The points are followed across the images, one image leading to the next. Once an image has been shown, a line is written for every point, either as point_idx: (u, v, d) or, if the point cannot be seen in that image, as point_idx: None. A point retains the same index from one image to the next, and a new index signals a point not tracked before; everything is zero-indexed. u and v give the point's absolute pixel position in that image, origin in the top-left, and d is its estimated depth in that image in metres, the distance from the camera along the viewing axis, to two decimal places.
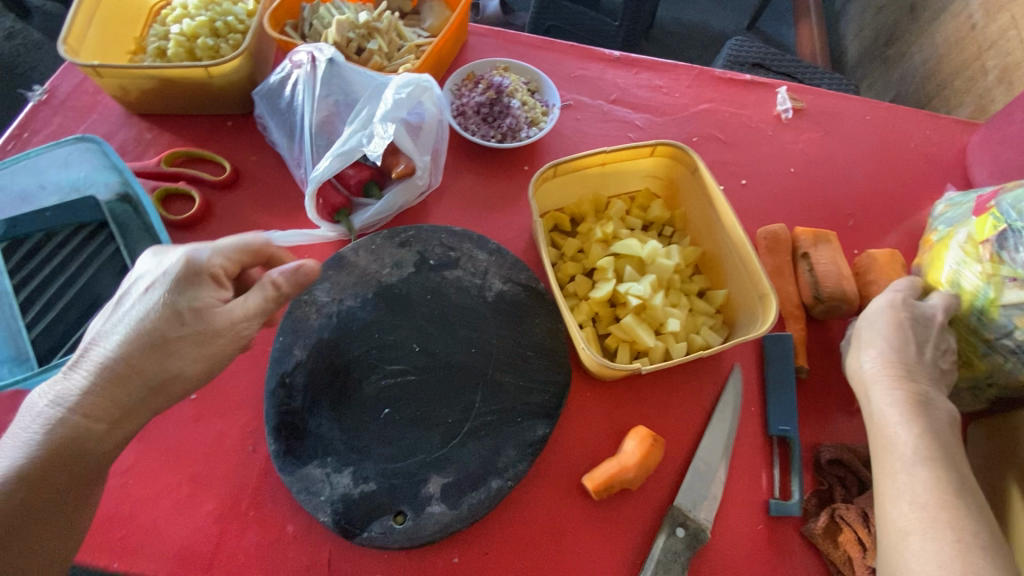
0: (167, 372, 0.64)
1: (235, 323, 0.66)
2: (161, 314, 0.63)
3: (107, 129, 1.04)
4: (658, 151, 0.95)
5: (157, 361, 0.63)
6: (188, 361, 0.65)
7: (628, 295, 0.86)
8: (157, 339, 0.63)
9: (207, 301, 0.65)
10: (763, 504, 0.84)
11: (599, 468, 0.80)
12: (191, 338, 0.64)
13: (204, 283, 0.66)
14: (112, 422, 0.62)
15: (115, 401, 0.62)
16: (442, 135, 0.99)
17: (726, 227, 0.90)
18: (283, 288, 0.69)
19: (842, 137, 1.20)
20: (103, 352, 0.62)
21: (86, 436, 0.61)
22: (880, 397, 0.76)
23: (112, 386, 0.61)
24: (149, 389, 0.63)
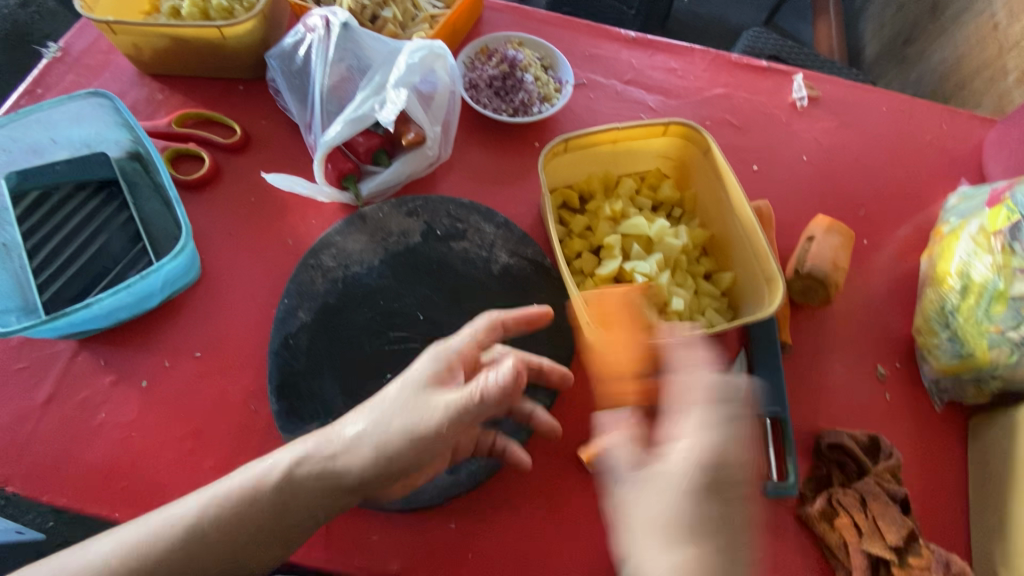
0: (393, 450, 0.63)
1: (446, 411, 0.64)
2: (398, 389, 0.66)
3: (119, 88, 1.03)
4: (672, 130, 0.95)
5: (392, 439, 0.63)
6: (405, 442, 0.63)
7: (634, 273, 0.86)
8: (388, 412, 0.64)
9: (433, 398, 0.65)
10: (759, 485, 0.84)
11: (595, 441, 0.80)
12: (419, 417, 0.64)
13: (445, 367, 0.67)
14: (336, 485, 0.63)
15: (330, 483, 0.63)
16: (454, 106, 0.98)
17: (737, 209, 0.90)
18: (498, 392, 0.65)
19: (857, 127, 1.19)
20: (349, 418, 0.66)
21: (305, 488, 0.63)
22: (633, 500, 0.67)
23: (343, 450, 0.64)
24: (368, 466, 0.63)
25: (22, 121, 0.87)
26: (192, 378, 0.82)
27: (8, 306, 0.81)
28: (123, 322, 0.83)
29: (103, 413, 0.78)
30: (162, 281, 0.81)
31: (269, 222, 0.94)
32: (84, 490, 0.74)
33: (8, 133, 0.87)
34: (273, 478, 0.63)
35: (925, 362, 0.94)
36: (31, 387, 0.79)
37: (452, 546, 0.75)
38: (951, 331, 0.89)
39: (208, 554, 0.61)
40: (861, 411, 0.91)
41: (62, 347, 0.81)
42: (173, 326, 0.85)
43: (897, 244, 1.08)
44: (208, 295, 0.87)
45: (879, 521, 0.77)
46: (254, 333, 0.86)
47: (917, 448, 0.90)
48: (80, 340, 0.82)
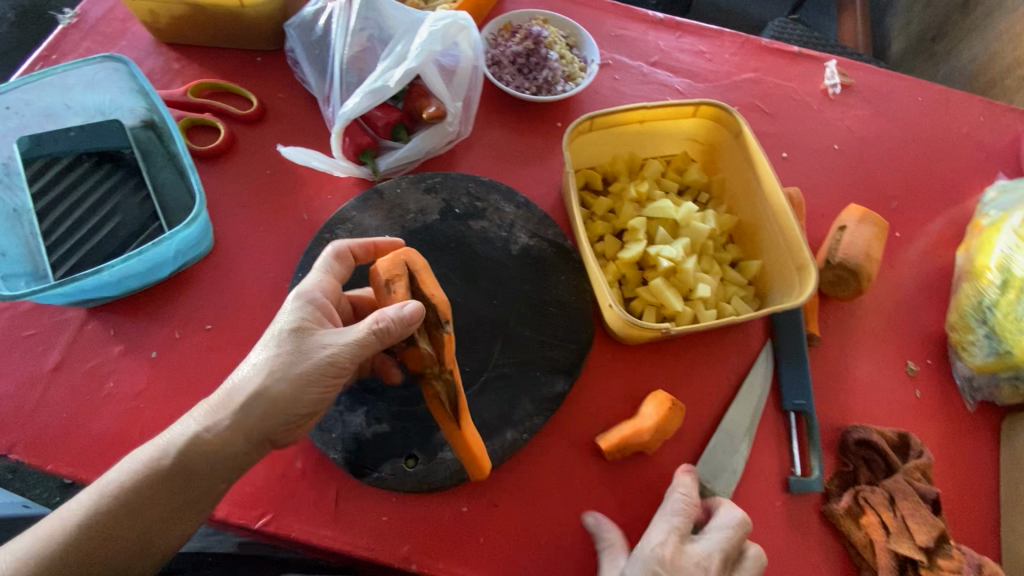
0: (254, 396, 0.60)
1: (329, 347, 0.62)
2: (267, 338, 0.64)
3: (135, 56, 1.01)
4: (701, 111, 0.91)
5: (233, 390, 0.61)
6: (279, 386, 0.61)
7: (659, 257, 0.83)
8: (252, 361, 0.62)
9: (303, 336, 0.63)
10: (782, 480, 0.81)
11: (615, 429, 0.78)
12: (267, 361, 0.61)
13: (316, 309, 0.66)
14: (216, 444, 0.60)
15: (214, 439, 0.60)
16: (475, 83, 0.96)
17: (767, 193, 0.86)
18: (383, 324, 0.62)
19: (891, 116, 1.14)
20: (231, 377, 0.63)
21: (191, 450, 0.59)
22: None
23: (212, 409, 0.61)
24: (262, 415, 0.61)
25: (36, 83, 0.85)
26: (202, 351, 0.80)
27: (19, 271, 0.80)
28: (134, 292, 0.81)
29: (111, 383, 0.77)
30: (174, 250, 0.78)
31: (284, 196, 0.92)
32: (89, 460, 0.73)
33: (21, 96, 0.85)
34: (158, 450, 0.60)
35: (959, 359, 0.90)
36: (40, 354, 0.78)
37: (464, 531, 0.73)
38: (988, 327, 0.86)
39: (105, 541, 0.57)
40: (890, 407, 0.87)
41: (73, 315, 0.80)
42: (184, 297, 0.83)
43: (931, 237, 1.04)
44: (220, 268, 0.85)
45: (909, 521, 0.74)
46: (267, 308, 0.84)
47: (949, 448, 0.87)
48: (90, 308, 0.80)
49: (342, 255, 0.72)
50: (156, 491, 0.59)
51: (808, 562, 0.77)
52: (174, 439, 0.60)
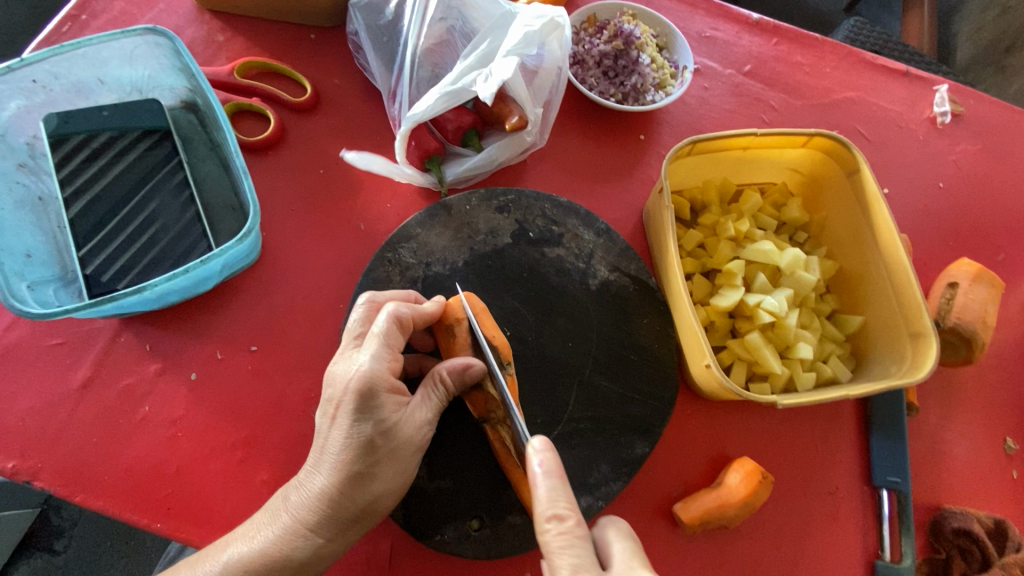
0: (363, 506, 0.55)
1: (419, 431, 0.57)
2: (348, 449, 0.53)
3: (174, 23, 0.90)
4: (815, 142, 0.80)
5: (332, 507, 0.54)
6: (386, 491, 0.56)
7: (759, 310, 0.74)
8: (348, 476, 0.54)
9: (386, 430, 0.54)
10: (867, 563, 0.74)
11: (696, 499, 0.71)
12: (366, 471, 0.54)
13: (388, 396, 0.55)
14: (324, 557, 0.56)
15: (305, 549, 0.54)
16: (558, 85, 0.83)
17: (883, 244, 0.77)
18: (448, 382, 0.60)
19: (1002, 154, 1.03)
20: (316, 492, 0.54)
21: (297, 569, 0.55)
22: None
23: (306, 527, 0.54)
24: (350, 518, 0.55)
25: (67, 54, 0.73)
26: (245, 376, 0.72)
27: (45, 275, 0.70)
28: (172, 303, 0.72)
29: (146, 407, 0.69)
30: (222, 265, 0.69)
31: (339, 201, 0.82)
32: (122, 493, 0.66)
33: (50, 68, 0.73)
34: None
35: None
36: (67, 368, 0.70)
37: None
38: None
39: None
40: (985, 487, 0.80)
41: (104, 325, 0.71)
42: (227, 312, 0.74)
43: None
44: (268, 281, 0.77)
45: None
46: (318, 329, 0.76)
47: None
48: (124, 319, 0.72)
49: (403, 321, 0.59)
50: None
51: None
52: (266, 562, 0.53)
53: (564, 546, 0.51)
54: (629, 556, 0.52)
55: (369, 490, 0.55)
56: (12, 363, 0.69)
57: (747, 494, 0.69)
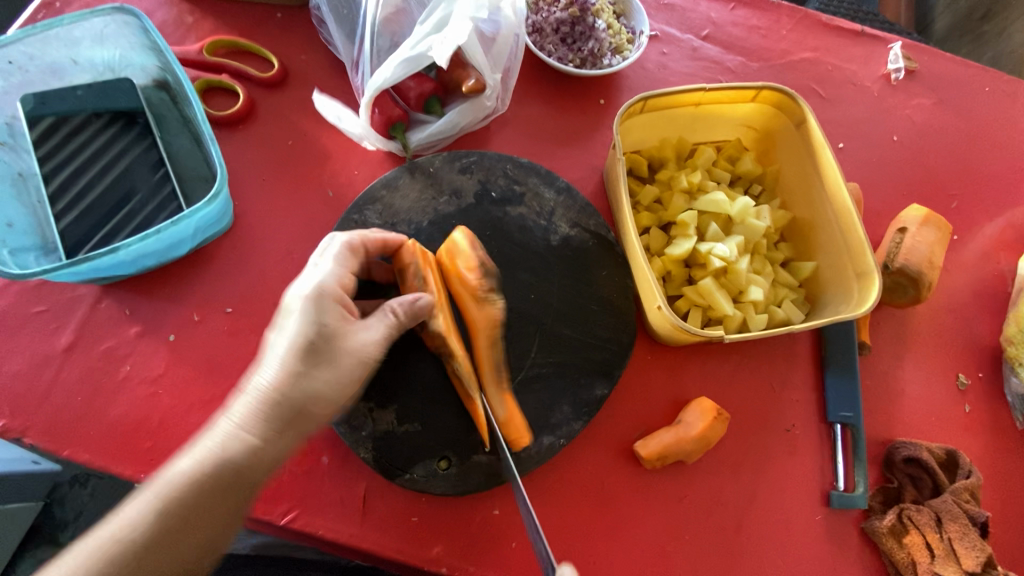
0: (301, 407, 0.57)
1: (364, 343, 0.60)
2: (291, 347, 0.57)
3: (145, 7, 0.93)
4: (763, 96, 0.84)
5: (270, 405, 0.56)
6: (324, 394, 0.58)
7: (710, 256, 0.77)
8: (289, 375, 0.56)
9: (328, 331, 0.58)
10: (823, 494, 0.78)
11: (655, 436, 0.74)
12: (307, 368, 0.57)
13: (335, 304, 0.60)
14: (260, 463, 0.56)
15: (240, 451, 0.55)
16: (516, 53, 0.86)
17: (830, 190, 0.80)
18: (400, 316, 0.64)
19: (955, 107, 1.06)
20: (257, 395, 0.56)
21: (236, 478, 0.54)
22: None
23: (247, 430, 0.55)
24: (286, 420, 0.56)
25: (40, 35, 0.77)
26: (222, 336, 0.76)
27: (26, 245, 0.74)
28: (150, 269, 0.76)
29: (128, 366, 0.73)
30: (194, 228, 0.72)
31: (308, 170, 0.85)
32: (108, 447, 0.69)
33: (25, 49, 0.77)
34: (180, 481, 0.52)
35: (1014, 375, 0.85)
36: (51, 333, 0.73)
37: (495, 534, 0.70)
38: None
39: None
40: (938, 421, 0.83)
41: (85, 292, 0.75)
42: (202, 276, 0.78)
43: (987, 240, 0.98)
44: (241, 246, 0.80)
45: (956, 544, 0.70)
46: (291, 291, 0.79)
47: (999, 465, 0.83)
48: (104, 285, 0.75)
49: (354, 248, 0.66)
50: (198, 531, 0.53)
51: None
52: (201, 466, 0.53)
53: None
54: None
55: (307, 389, 0.57)
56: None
57: (704, 431, 0.73)
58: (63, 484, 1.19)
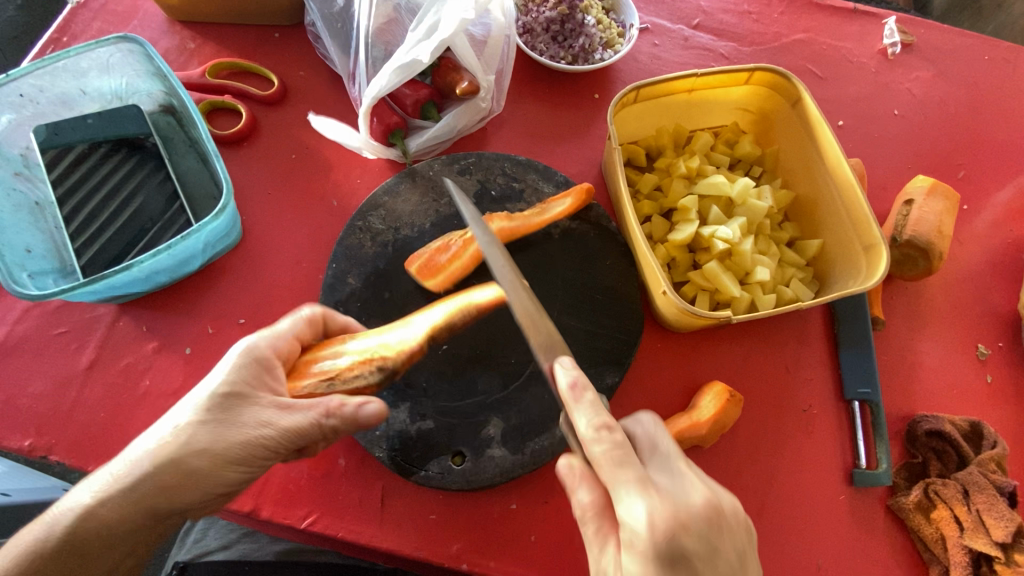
0: (177, 469, 0.53)
1: (265, 421, 0.56)
2: (199, 406, 0.55)
3: (148, 36, 0.96)
4: (756, 77, 0.84)
5: (151, 455, 0.54)
6: (201, 462, 0.54)
7: (714, 239, 0.77)
8: (187, 456, 0.54)
9: (234, 391, 0.56)
10: (846, 473, 0.76)
11: (670, 422, 0.73)
12: (198, 421, 0.54)
13: (258, 370, 0.58)
14: (123, 518, 0.54)
15: (115, 497, 0.54)
16: (508, 53, 0.89)
17: (830, 165, 0.79)
18: (328, 415, 0.57)
19: (956, 78, 1.05)
20: (159, 477, 0.53)
21: (111, 534, 0.54)
22: (671, 471, 0.52)
23: (125, 481, 0.53)
24: (155, 480, 0.53)
25: (49, 68, 0.80)
26: None
27: (45, 267, 0.77)
28: (164, 286, 0.78)
29: (147, 381, 0.75)
30: (203, 244, 0.74)
31: (311, 181, 0.87)
32: None
33: (34, 82, 0.81)
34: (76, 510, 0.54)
35: None
36: (72, 353, 0.76)
37: (513, 529, 0.70)
38: None
39: None
40: (960, 393, 0.82)
41: (104, 312, 0.77)
42: (214, 290, 0.80)
43: (999, 209, 0.96)
44: (250, 259, 0.82)
45: (984, 516, 0.69)
46: (300, 299, 0.81)
47: None
48: (121, 304, 0.77)
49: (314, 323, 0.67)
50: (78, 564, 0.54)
51: (875, 558, 0.73)
52: (91, 498, 0.54)
53: (620, 456, 0.51)
54: (663, 456, 0.54)
55: (186, 451, 0.54)
56: (24, 352, 0.75)
57: (722, 416, 0.72)
58: None
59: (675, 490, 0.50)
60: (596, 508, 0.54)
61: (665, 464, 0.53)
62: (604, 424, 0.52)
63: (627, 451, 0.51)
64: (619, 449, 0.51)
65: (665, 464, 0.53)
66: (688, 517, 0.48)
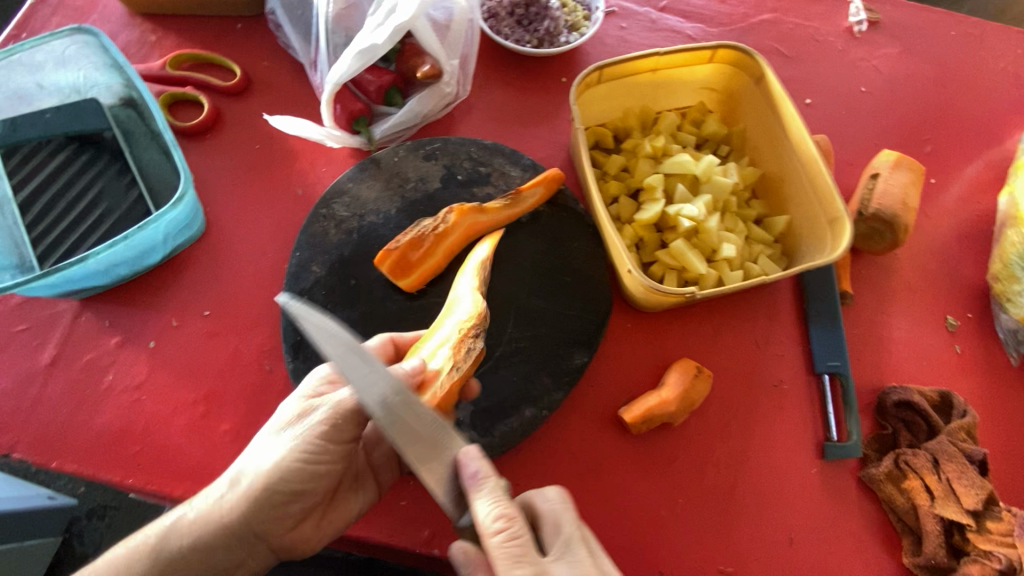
0: (295, 491, 0.58)
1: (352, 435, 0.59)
2: (316, 439, 0.57)
3: (108, 30, 0.95)
4: (719, 55, 0.84)
5: (273, 486, 0.56)
6: (312, 482, 0.58)
7: (679, 217, 0.77)
8: (303, 479, 0.58)
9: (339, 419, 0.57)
10: (817, 446, 0.76)
11: (639, 401, 0.73)
12: (315, 452, 0.57)
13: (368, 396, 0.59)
14: (241, 534, 0.58)
15: (235, 520, 0.57)
16: (472, 37, 0.88)
17: (794, 141, 0.80)
18: None
19: (922, 54, 1.06)
20: (242, 484, 0.57)
21: (231, 548, 0.58)
22: (568, 560, 0.51)
23: (246, 507, 0.56)
24: (270, 501, 0.57)
25: (4, 62, 0.80)
26: (201, 338, 0.76)
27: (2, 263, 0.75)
28: (126, 279, 0.77)
29: (110, 376, 0.74)
30: (162, 234, 0.74)
31: (276, 171, 0.87)
32: (94, 455, 0.70)
33: None
34: (195, 530, 0.57)
35: (1003, 311, 0.83)
36: (33, 350, 0.74)
37: None
38: None
39: None
40: (930, 364, 0.82)
41: (65, 307, 0.76)
42: (177, 283, 0.79)
43: (967, 182, 0.97)
44: (215, 250, 0.81)
45: (954, 484, 0.69)
46: (266, 289, 0.80)
47: (996, 403, 0.81)
48: (82, 298, 0.76)
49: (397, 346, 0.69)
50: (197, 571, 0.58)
51: (848, 530, 0.73)
52: (211, 523, 0.56)
53: (516, 556, 0.49)
54: (564, 538, 0.53)
55: (301, 476, 0.57)
56: None
57: (689, 392, 0.72)
58: (80, 518, 1.19)
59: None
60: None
61: (563, 549, 0.52)
62: (504, 514, 0.51)
63: (527, 546, 0.50)
64: (516, 545, 0.50)
65: (564, 547, 0.52)
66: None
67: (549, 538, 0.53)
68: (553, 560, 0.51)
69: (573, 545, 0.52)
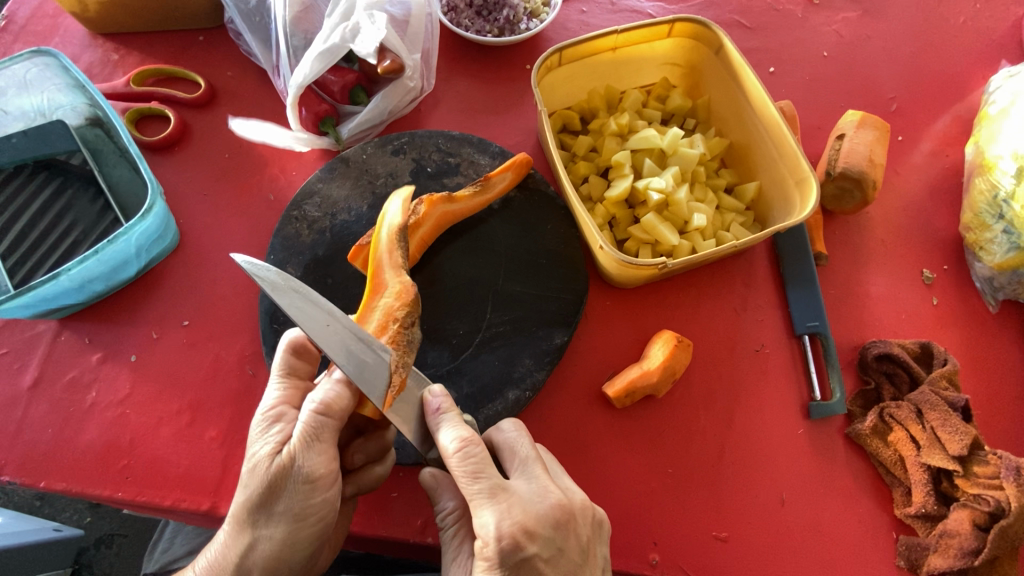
0: (306, 551, 0.56)
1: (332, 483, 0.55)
2: (302, 501, 0.53)
3: (71, 52, 0.95)
4: (678, 29, 0.84)
5: (280, 557, 0.54)
6: (316, 537, 0.56)
7: (648, 191, 0.77)
8: (310, 539, 0.55)
9: (313, 473, 0.53)
10: (803, 407, 0.77)
11: (622, 374, 0.74)
12: (305, 514, 0.54)
13: (326, 437, 0.54)
14: None
15: None
16: (431, 31, 0.88)
17: (757, 109, 0.80)
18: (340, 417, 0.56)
19: (882, 15, 1.07)
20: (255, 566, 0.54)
21: None
22: (527, 475, 0.53)
23: None
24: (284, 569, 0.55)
25: None
26: (182, 348, 0.76)
27: None
28: (105, 296, 0.77)
29: (93, 393, 0.74)
30: (136, 246, 0.74)
31: (246, 179, 0.87)
32: (83, 472, 0.70)
33: None
34: None
35: (977, 260, 0.84)
36: (16, 373, 0.74)
37: None
38: (1005, 222, 0.80)
39: None
40: (909, 319, 0.83)
41: (45, 328, 0.76)
42: (155, 296, 0.79)
43: (935, 138, 0.97)
44: (191, 261, 0.81)
45: (938, 431, 0.69)
46: (243, 295, 0.80)
47: (975, 351, 0.82)
48: (62, 319, 0.76)
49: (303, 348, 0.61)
50: None
51: (838, 487, 0.74)
52: None
53: (475, 472, 0.51)
54: (523, 458, 0.55)
55: (306, 535, 0.55)
56: None
57: (672, 362, 0.72)
58: (89, 548, 1.17)
59: (530, 495, 0.51)
60: (457, 514, 0.57)
61: (524, 467, 0.54)
62: (463, 437, 0.52)
63: (484, 463, 0.51)
64: (474, 462, 0.51)
65: (524, 466, 0.54)
66: (537, 521, 0.50)
67: (510, 459, 0.55)
68: (513, 478, 0.53)
69: (531, 465, 0.54)
